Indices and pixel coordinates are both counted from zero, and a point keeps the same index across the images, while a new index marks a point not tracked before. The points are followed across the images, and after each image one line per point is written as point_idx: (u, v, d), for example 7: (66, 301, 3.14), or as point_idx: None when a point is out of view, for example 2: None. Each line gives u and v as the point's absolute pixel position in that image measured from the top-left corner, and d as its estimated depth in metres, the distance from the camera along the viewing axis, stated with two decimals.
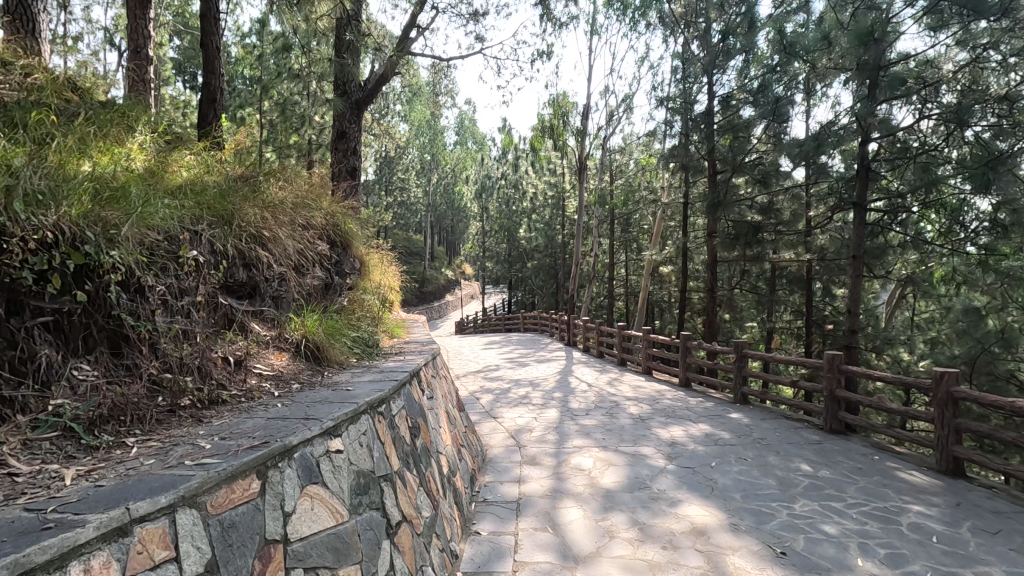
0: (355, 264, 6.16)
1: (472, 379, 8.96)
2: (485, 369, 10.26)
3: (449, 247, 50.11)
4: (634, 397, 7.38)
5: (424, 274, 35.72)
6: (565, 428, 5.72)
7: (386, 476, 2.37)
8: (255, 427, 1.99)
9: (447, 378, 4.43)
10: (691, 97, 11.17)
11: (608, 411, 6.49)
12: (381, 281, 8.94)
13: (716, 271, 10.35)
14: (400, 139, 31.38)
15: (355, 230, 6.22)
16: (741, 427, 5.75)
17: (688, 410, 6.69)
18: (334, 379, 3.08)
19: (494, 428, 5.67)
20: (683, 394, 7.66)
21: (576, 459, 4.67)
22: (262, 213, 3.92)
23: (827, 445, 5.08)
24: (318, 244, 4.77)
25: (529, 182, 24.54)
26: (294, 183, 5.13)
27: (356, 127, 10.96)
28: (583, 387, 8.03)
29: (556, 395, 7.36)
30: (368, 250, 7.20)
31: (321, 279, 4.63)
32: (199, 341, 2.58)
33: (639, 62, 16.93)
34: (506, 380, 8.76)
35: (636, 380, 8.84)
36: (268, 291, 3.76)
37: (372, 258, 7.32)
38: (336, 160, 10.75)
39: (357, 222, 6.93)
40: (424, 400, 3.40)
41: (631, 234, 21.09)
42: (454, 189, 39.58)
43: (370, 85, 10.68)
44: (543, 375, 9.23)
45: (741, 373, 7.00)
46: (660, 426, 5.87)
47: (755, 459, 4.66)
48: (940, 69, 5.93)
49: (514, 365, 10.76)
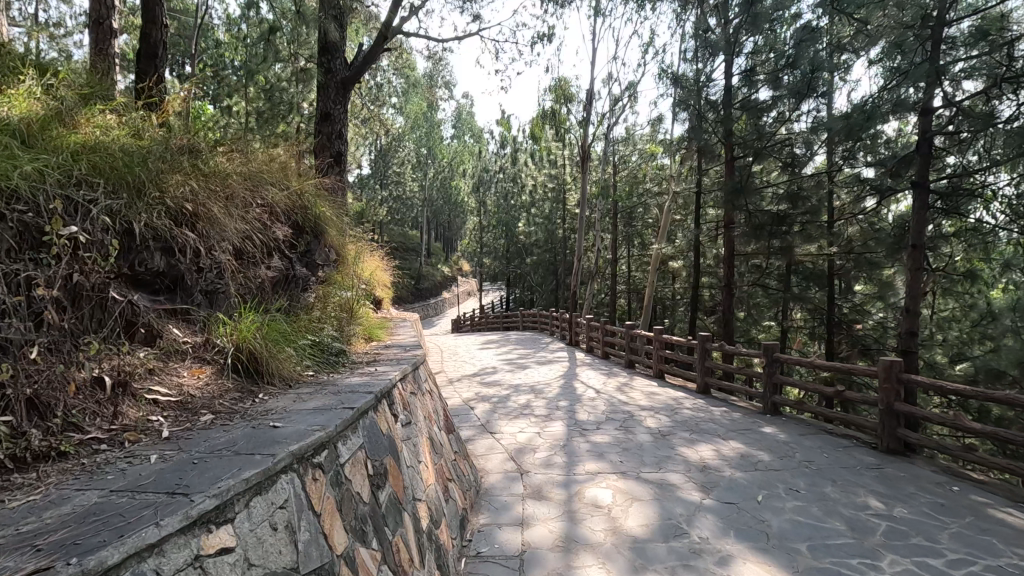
0: (329, 254, 5.30)
1: (467, 383, 8.10)
2: (481, 372, 9.39)
3: (446, 243, 49.25)
4: (649, 406, 6.52)
5: (420, 270, 34.87)
6: (574, 447, 4.87)
7: (320, 571, 1.52)
8: (65, 519, 1.13)
9: (432, 394, 3.58)
10: (705, 78, 10.31)
11: (621, 425, 5.64)
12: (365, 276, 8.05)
13: (733, 265, 9.49)
14: (395, 132, 30.50)
15: (330, 216, 5.35)
16: (780, 446, 4.91)
17: (713, 422, 5.84)
18: (267, 405, 2.21)
19: (490, 447, 4.82)
20: (703, 402, 6.82)
21: (591, 491, 3.82)
22: (196, 183, 3.06)
23: (889, 470, 4.25)
24: (276, 228, 3.91)
25: (528, 174, 23.69)
26: (251, 155, 4.26)
27: (342, 108, 10.08)
28: (591, 394, 7.18)
29: (562, 404, 6.52)
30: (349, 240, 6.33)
31: (278, 271, 3.78)
32: (48, 357, 1.73)
33: (644, 47, 16.07)
34: (505, 385, 7.90)
35: (647, 386, 8.01)
36: (198, 284, 2.90)
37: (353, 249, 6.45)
38: (320, 143, 9.89)
39: (335, 208, 6.06)
40: (397, 429, 2.55)
41: (635, 229, 20.26)
42: (451, 183, 38.71)
43: (358, 63, 9.81)
44: (545, 380, 8.38)
45: (772, 379, 6.16)
46: (684, 443, 5.03)
47: (810, 490, 3.82)
48: (1014, 24, 5.03)
49: (513, 367, 9.91)
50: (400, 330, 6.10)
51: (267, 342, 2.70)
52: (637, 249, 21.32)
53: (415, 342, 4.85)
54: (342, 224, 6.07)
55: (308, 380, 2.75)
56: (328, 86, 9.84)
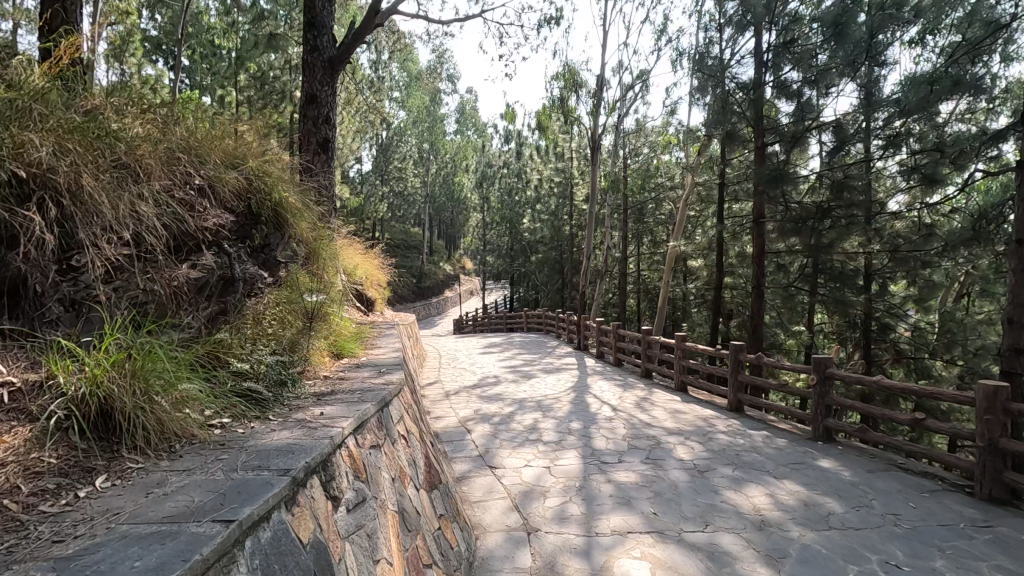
0: (292, 251, 4.34)
1: (464, 397, 7.17)
2: (482, 381, 8.45)
3: (449, 240, 48.27)
4: (678, 430, 5.55)
5: (422, 268, 34.00)
6: (593, 489, 3.93)
7: None
8: None
9: (407, 441, 2.64)
10: (726, 61, 9.35)
11: (648, 456, 4.69)
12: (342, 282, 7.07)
13: (761, 263, 8.45)
14: (396, 126, 29.61)
15: (297, 204, 4.41)
16: (850, 489, 3.95)
17: (758, 453, 4.87)
18: (92, 505, 1.28)
19: (489, 491, 3.89)
20: (739, 423, 5.85)
21: (622, 563, 2.89)
22: (67, 148, 2.16)
23: (1003, 530, 3.29)
24: (209, 215, 2.98)
25: (535, 169, 22.73)
26: (187, 122, 3.33)
27: (330, 90, 9.14)
28: (607, 414, 6.22)
29: (573, 426, 5.59)
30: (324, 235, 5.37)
31: (209, 271, 2.83)
32: None
33: (659, 33, 15.09)
34: (508, 400, 6.94)
35: (670, 401, 7.06)
36: (56, 291, 2.00)
37: (329, 247, 5.50)
38: (306, 130, 8.98)
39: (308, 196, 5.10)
40: (334, 526, 1.61)
41: (646, 225, 19.29)
42: (454, 179, 37.76)
43: (347, 39, 8.87)
44: (553, 393, 7.42)
45: (823, 400, 5.19)
46: (728, 484, 4.06)
47: (914, 566, 2.86)
48: None
49: (517, 376, 8.97)
50: (383, 341, 5.12)
51: (148, 382, 1.75)
52: (647, 247, 20.36)
53: (398, 360, 3.90)
54: (315, 216, 5.11)
55: (205, 438, 1.81)
56: (314, 65, 8.92)
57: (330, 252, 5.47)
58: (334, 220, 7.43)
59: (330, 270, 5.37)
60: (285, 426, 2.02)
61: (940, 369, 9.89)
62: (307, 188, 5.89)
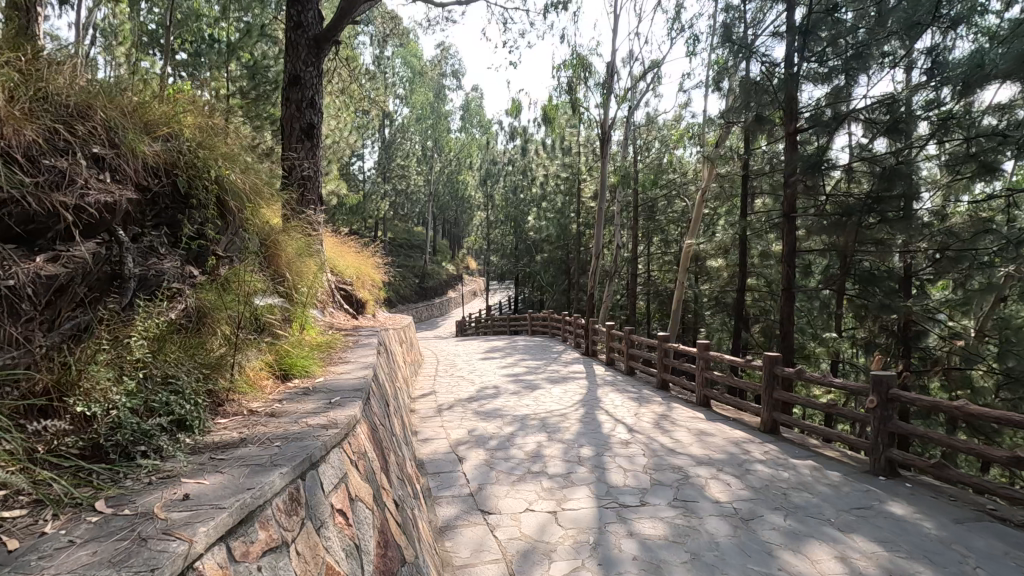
0: (239, 244, 3.56)
1: (459, 413, 6.33)
2: (480, 393, 7.61)
3: (452, 240, 47.51)
4: (708, 459, 4.68)
5: (425, 269, 33.18)
6: (611, 547, 3.08)
7: None
8: None
9: (345, 517, 1.78)
10: (749, 40, 8.49)
11: (676, 496, 3.84)
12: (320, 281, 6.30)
13: (789, 262, 7.63)
14: (399, 122, 28.97)
15: (246, 185, 3.60)
16: (942, 552, 3.08)
17: (810, 492, 3.98)
18: None
19: (478, 551, 3.04)
20: (777, 450, 4.98)
21: None
22: None
23: None
24: (88, 189, 2.19)
25: (541, 165, 21.87)
26: (75, 73, 2.56)
27: (315, 71, 8.32)
28: (622, 436, 5.36)
29: (584, 454, 4.74)
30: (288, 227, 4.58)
31: (82, 265, 2.03)
32: None
33: (673, 18, 14.19)
34: (508, 418, 6.10)
35: (693, 419, 6.20)
36: None
37: (297, 241, 4.70)
38: (288, 114, 8.19)
39: (270, 178, 4.30)
40: None
41: (656, 223, 18.46)
42: (458, 177, 37.00)
43: (333, 15, 8.07)
44: (560, 409, 6.56)
45: (886, 428, 4.32)
46: (783, 540, 3.20)
47: None
48: None
49: (520, 386, 8.12)
50: (355, 352, 4.30)
51: None
52: (657, 246, 19.50)
53: (365, 381, 3.08)
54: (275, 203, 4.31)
55: None
56: (297, 43, 8.12)
57: (299, 247, 4.67)
58: (309, 212, 6.62)
59: (297, 268, 4.59)
60: (104, 525, 1.20)
61: (984, 380, 8.98)
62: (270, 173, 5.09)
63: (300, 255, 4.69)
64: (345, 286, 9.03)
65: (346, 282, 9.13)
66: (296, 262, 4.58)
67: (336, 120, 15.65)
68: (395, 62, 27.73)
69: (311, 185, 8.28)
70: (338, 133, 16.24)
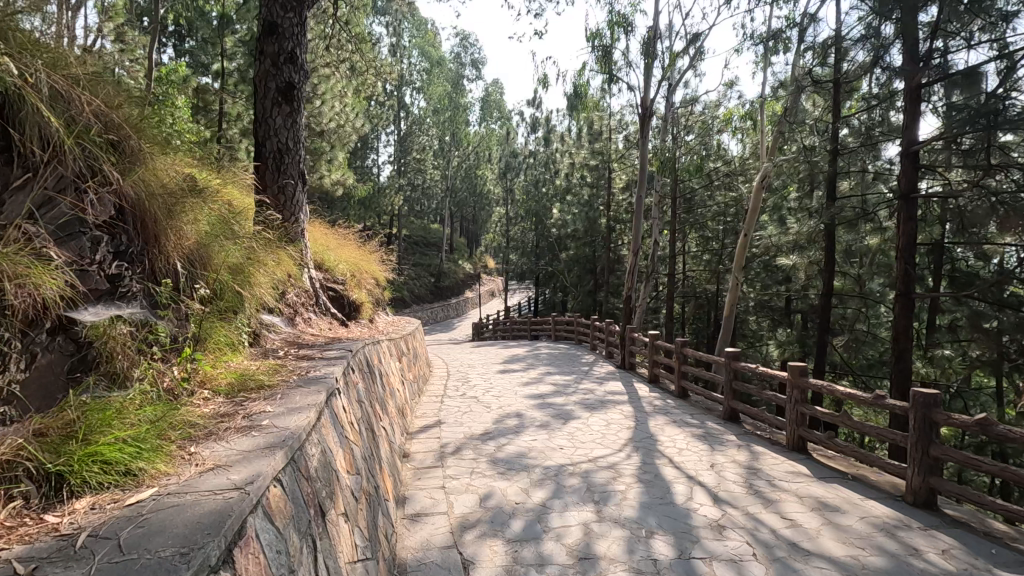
0: (66, 209, 2.04)
1: (470, 460, 4.65)
2: (497, 425, 5.91)
3: (470, 238, 45.95)
4: (865, 572, 2.89)
5: (441, 268, 31.63)
6: None
7: None
8: None
9: None
10: None
11: None
12: (270, 276, 4.68)
13: (903, 259, 5.78)
14: (416, 115, 27.55)
15: (38, 92, 1.99)
16: None
17: None
18: None
19: None
20: (963, 550, 3.18)
21: None
22: None
23: None
24: None
25: (566, 155, 20.08)
26: None
27: (296, 17, 6.64)
28: (709, 514, 3.59)
29: (660, 555, 3.00)
30: (189, 189, 2.93)
31: None
32: None
33: None
34: (537, 471, 4.39)
35: (798, 477, 4.41)
36: None
37: (203, 211, 3.04)
38: (262, 72, 6.57)
39: (141, 108, 2.67)
40: None
41: (694, 218, 16.60)
42: (477, 172, 35.35)
43: None
44: (606, 456, 4.82)
45: None
46: None
47: None
48: None
49: (549, 415, 6.41)
50: (289, 389, 2.60)
51: None
52: (695, 243, 17.59)
53: (240, 501, 1.36)
54: (154, 146, 2.65)
55: None
56: None
57: (203, 220, 3.01)
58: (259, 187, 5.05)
59: (202, 252, 2.94)
60: None
61: None
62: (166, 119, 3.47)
63: (208, 232, 3.03)
64: (335, 287, 7.48)
65: (336, 283, 7.57)
66: (200, 242, 2.93)
67: (344, 103, 14.17)
68: (412, 52, 26.36)
69: (289, 159, 6.68)
70: (346, 118, 14.79)
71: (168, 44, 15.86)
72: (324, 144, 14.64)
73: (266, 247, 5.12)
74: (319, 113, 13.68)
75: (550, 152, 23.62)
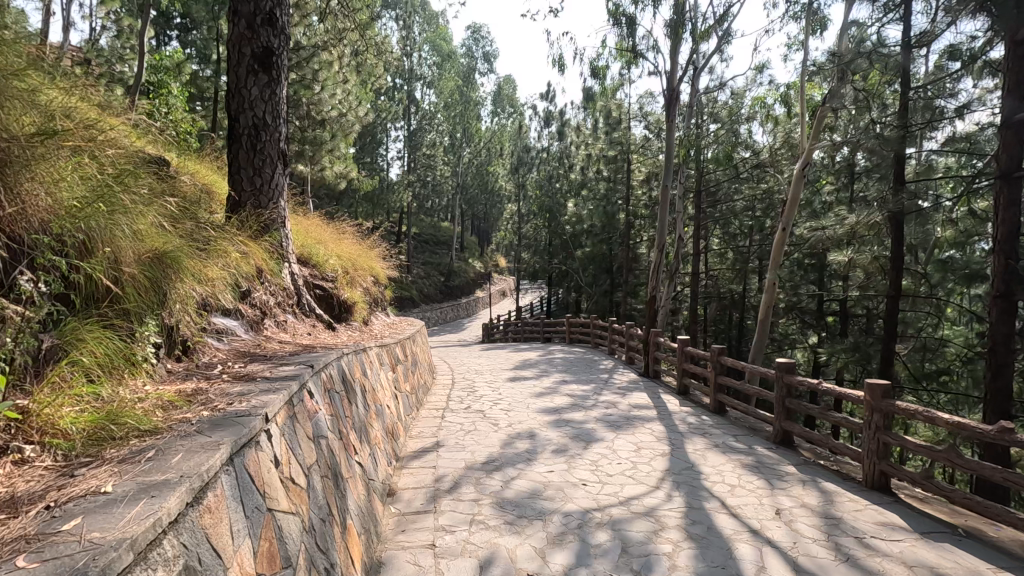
0: None
1: (470, 501, 3.69)
2: (506, 449, 4.94)
3: (481, 236, 45.07)
4: None
5: (451, 266, 30.78)
6: None
7: None
8: None
9: None
10: None
11: None
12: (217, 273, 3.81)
13: (1004, 253, 4.82)
14: (426, 110, 26.80)
15: None
16: None
17: None
18: None
19: None
20: None
21: None
22: None
23: None
24: None
25: (582, 148, 19.10)
26: None
27: None
28: None
29: None
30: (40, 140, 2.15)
31: None
32: None
33: None
34: (555, 520, 3.42)
35: (894, 531, 3.41)
36: None
37: (63, 169, 2.20)
38: (236, 35, 5.61)
39: None
40: None
41: (719, 213, 15.55)
42: (489, 168, 34.47)
43: None
44: (641, 497, 3.85)
45: None
46: None
47: None
48: None
49: (567, 436, 5.44)
50: (172, 440, 1.67)
51: None
52: (720, 239, 16.50)
53: None
54: None
55: None
56: None
57: (62, 180, 2.18)
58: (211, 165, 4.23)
59: (73, 232, 2.11)
60: None
61: None
62: (34, 63, 2.68)
63: (70, 197, 2.18)
64: (322, 284, 6.60)
65: (323, 281, 6.69)
66: (54, 210, 2.10)
67: (346, 90, 13.31)
68: (422, 45, 25.62)
69: (267, 137, 5.77)
70: (348, 106, 13.95)
71: (168, 33, 15.21)
72: (325, 134, 13.82)
73: (219, 237, 4.26)
74: (319, 101, 12.88)
75: (563, 146, 22.67)
